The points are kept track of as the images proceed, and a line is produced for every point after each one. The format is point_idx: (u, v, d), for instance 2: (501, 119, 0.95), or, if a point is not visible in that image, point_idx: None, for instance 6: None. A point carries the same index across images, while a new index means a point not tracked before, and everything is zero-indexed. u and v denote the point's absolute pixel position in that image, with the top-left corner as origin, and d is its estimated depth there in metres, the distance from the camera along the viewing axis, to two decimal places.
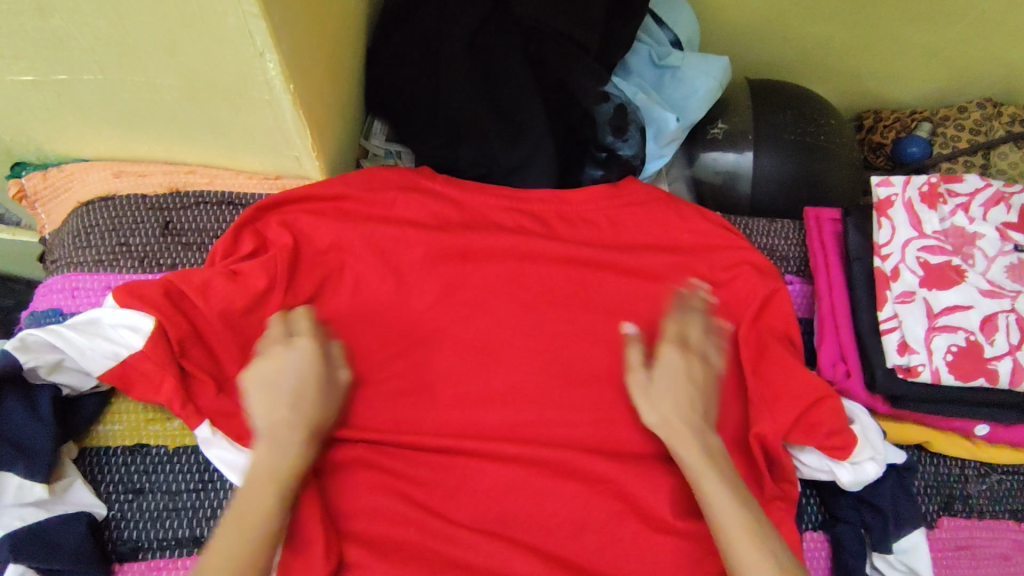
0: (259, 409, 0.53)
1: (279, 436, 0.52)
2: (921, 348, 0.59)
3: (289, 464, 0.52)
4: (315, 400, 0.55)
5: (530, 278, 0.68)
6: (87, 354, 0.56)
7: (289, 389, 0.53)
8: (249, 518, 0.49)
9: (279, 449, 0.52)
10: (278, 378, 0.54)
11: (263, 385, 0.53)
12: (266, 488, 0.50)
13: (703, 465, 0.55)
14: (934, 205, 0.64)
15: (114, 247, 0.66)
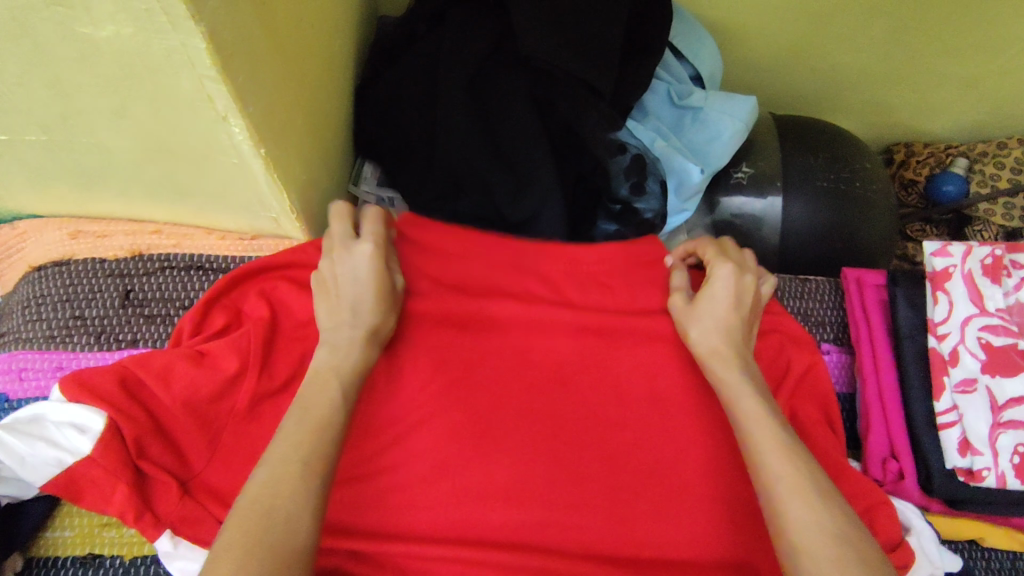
0: (323, 310, 0.52)
1: (339, 334, 0.51)
2: (985, 449, 0.52)
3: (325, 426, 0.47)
4: (378, 293, 0.53)
5: (537, 353, 0.61)
6: (29, 461, 0.49)
7: (349, 286, 0.52)
8: (302, 442, 0.45)
9: (341, 342, 0.51)
10: (334, 272, 0.53)
11: (324, 290, 0.53)
12: (324, 405, 0.48)
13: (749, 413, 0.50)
14: (996, 280, 0.56)
15: (67, 319, 0.59)
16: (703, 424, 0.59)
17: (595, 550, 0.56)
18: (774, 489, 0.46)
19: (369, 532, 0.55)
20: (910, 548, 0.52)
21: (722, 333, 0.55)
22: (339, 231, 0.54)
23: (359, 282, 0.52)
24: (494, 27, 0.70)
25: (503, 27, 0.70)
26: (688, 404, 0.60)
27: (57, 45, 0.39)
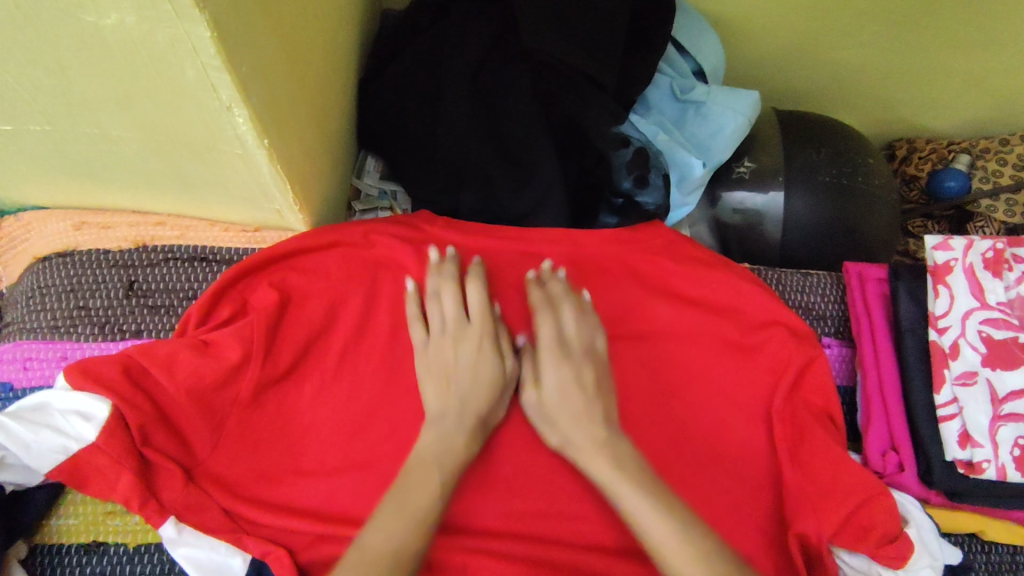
0: (432, 396, 0.56)
1: (444, 409, 0.55)
2: (986, 441, 0.52)
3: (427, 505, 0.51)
4: (475, 383, 0.57)
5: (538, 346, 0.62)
6: (32, 448, 0.49)
7: (461, 385, 0.56)
8: (399, 525, 0.49)
9: (445, 430, 0.54)
10: (442, 353, 0.58)
11: (429, 372, 0.57)
12: (425, 483, 0.51)
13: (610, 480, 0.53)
14: (998, 273, 0.56)
15: (72, 310, 0.60)
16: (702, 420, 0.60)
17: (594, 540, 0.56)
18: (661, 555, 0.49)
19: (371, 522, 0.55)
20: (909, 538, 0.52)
21: (567, 386, 0.57)
22: (416, 336, 0.59)
23: (463, 358, 0.57)
24: (497, 21, 0.70)
25: (506, 21, 0.71)
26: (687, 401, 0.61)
27: (61, 34, 0.40)
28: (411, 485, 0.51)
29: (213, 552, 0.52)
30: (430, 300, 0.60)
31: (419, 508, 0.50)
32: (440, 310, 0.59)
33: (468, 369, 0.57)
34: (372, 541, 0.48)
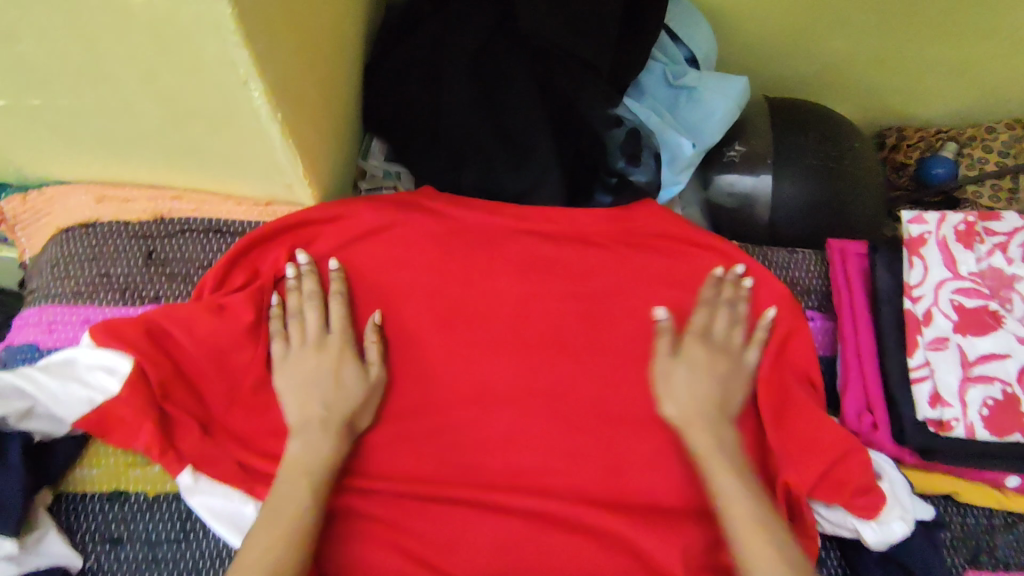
0: (294, 404, 0.57)
1: (309, 425, 0.56)
2: (955, 401, 0.55)
3: (299, 518, 0.53)
4: (334, 386, 0.58)
5: (534, 316, 0.65)
6: (60, 399, 0.53)
7: (316, 385, 0.57)
8: (273, 537, 0.52)
9: (311, 441, 0.56)
10: (302, 366, 0.58)
11: (297, 384, 0.58)
12: (297, 490, 0.54)
13: (717, 472, 0.57)
14: (970, 245, 0.59)
15: (94, 277, 0.63)
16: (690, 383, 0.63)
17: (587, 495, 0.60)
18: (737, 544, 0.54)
19: None
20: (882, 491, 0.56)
21: (694, 384, 0.60)
22: (275, 349, 0.59)
23: (316, 378, 0.58)
24: (497, 9, 0.74)
25: (506, 9, 0.74)
26: None
27: (92, 11, 0.43)
28: (272, 504, 0.53)
29: (228, 499, 0.56)
30: (291, 318, 0.60)
31: (291, 521, 0.52)
32: (303, 328, 0.59)
33: (345, 386, 0.58)
34: (249, 551, 0.51)
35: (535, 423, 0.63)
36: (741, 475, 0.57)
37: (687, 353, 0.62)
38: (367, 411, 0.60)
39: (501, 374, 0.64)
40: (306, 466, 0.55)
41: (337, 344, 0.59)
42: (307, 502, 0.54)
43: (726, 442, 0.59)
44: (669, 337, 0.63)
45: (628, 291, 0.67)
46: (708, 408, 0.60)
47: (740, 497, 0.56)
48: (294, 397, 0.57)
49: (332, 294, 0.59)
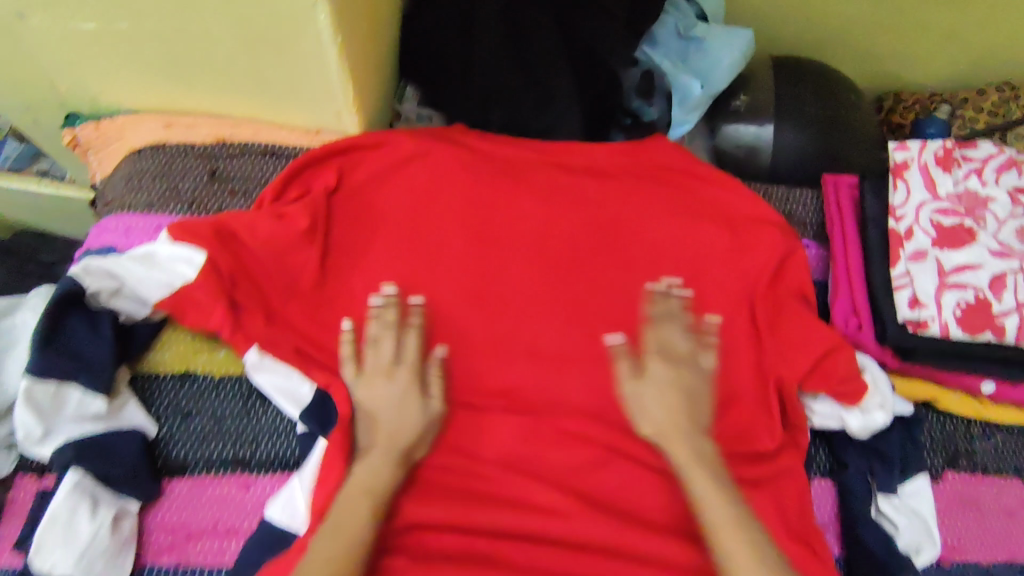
0: (361, 432, 0.61)
1: (378, 452, 0.59)
2: (930, 302, 0.62)
3: (361, 531, 0.55)
4: (411, 424, 0.61)
5: (556, 236, 0.73)
6: (143, 284, 0.61)
7: (393, 414, 0.61)
8: (334, 554, 0.53)
9: (377, 465, 0.59)
10: (377, 392, 0.61)
11: (370, 411, 0.61)
12: (354, 512, 0.56)
13: (689, 464, 0.59)
14: (947, 169, 0.66)
15: (164, 190, 0.71)
16: (695, 297, 0.71)
17: (601, 390, 0.67)
18: (713, 535, 0.56)
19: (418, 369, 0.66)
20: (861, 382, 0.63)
21: (666, 396, 0.62)
22: (347, 371, 0.63)
23: (393, 406, 0.61)
24: None
25: None
26: (683, 283, 0.72)
27: None
28: (341, 518, 0.55)
29: (288, 377, 0.64)
30: (368, 345, 0.64)
31: (344, 544, 0.54)
32: (378, 354, 0.63)
33: (390, 402, 0.61)
34: (314, 563, 0.52)
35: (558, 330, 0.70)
36: (707, 465, 0.59)
37: (651, 371, 0.63)
38: (420, 442, 0.62)
39: (526, 286, 0.71)
40: (370, 505, 0.57)
41: (409, 363, 0.63)
42: (368, 524, 0.56)
43: (701, 447, 0.61)
44: (627, 361, 0.64)
45: (639, 217, 0.74)
46: (685, 420, 0.61)
47: (714, 492, 0.58)
48: (387, 443, 0.60)
49: (409, 326, 0.64)
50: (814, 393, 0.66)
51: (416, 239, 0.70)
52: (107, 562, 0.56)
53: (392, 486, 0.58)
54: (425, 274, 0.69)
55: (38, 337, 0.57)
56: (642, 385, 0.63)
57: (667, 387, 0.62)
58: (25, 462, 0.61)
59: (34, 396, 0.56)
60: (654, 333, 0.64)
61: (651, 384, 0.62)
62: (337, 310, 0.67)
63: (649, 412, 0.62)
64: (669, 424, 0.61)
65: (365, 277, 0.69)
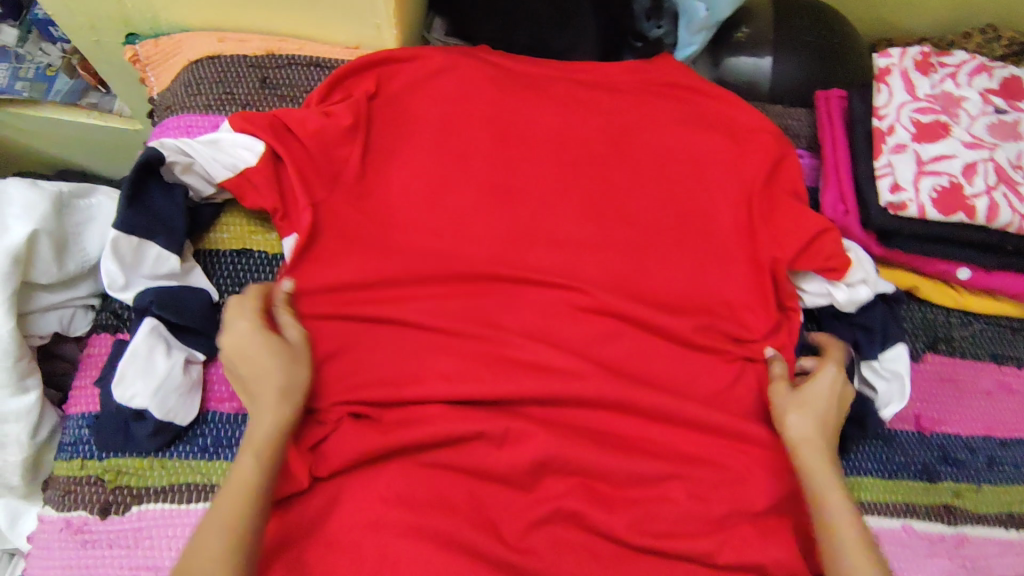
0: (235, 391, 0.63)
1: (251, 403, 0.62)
2: (909, 187, 0.69)
3: (252, 483, 0.58)
4: (269, 357, 0.63)
5: (572, 141, 0.80)
6: (210, 164, 0.68)
7: (248, 362, 0.63)
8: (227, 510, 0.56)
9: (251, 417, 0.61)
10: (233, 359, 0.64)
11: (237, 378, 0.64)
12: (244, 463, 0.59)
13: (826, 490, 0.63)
14: (925, 73, 0.74)
15: (221, 95, 0.79)
16: (698, 194, 0.78)
17: (612, 271, 0.75)
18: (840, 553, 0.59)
19: (448, 250, 0.74)
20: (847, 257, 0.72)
21: (821, 424, 0.67)
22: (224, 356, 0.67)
23: (253, 352, 0.62)
24: None
25: None
26: (687, 182, 0.79)
27: None
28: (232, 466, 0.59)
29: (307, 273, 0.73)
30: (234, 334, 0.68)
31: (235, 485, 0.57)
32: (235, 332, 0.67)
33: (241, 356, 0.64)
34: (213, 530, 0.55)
35: (574, 220, 0.77)
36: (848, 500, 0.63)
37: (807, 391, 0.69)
38: (294, 371, 0.64)
39: (544, 182, 0.78)
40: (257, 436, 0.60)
41: (251, 315, 0.64)
42: (257, 468, 0.58)
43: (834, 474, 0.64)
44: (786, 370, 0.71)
45: (647, 126, 0.82)
46: (827, 449, 0.66)
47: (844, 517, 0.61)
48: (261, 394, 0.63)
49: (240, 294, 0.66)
50: (807, 273, 0.75)
51: (445, 138, 0.78)
52: (179, 398, 0.64)
53: (276, 426, 0.61)
54: (454, 170, 0.77)
55: (125, 197, 0.65)
56: (798, 413, 0.67)
57: (827, 394, 0.69)
58: (100, 322, 0.69)
59: (119, 249, 0.64)
60: (832, 360, 0.71)
61: (814, 401, 0.68)
62: (376, 200, 0.75)
63: (803, 421, 0.66)
64: (813, 442, 0.65)
65: (400, 171, 0.76)
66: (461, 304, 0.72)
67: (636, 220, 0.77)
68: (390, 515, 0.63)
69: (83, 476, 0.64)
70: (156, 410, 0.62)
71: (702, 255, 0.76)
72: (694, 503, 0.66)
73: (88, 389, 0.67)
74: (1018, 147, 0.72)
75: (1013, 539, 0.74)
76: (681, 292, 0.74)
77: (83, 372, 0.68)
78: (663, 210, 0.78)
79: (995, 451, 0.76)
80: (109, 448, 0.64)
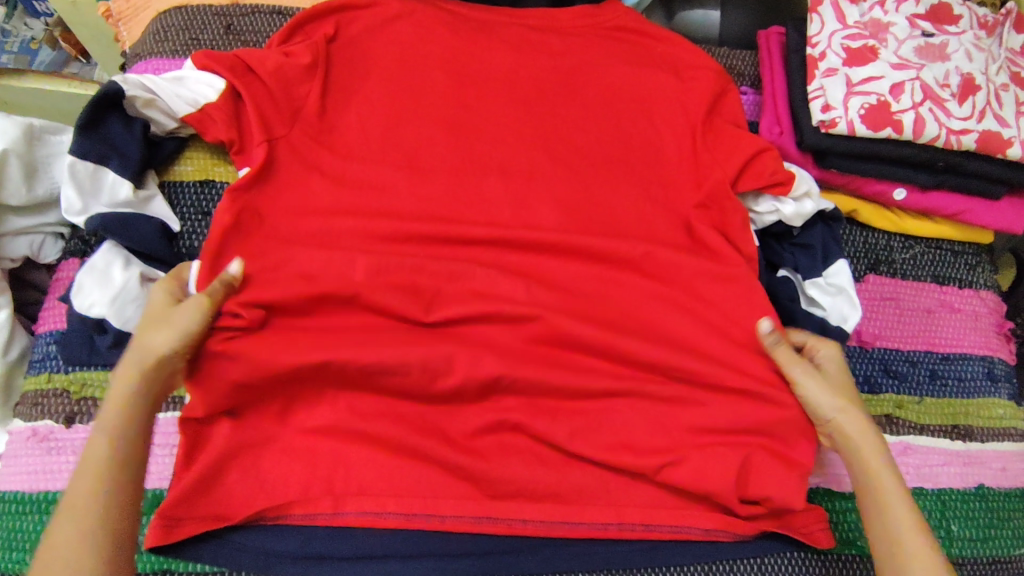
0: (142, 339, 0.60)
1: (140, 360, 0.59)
2: (839, 106, 0.73)
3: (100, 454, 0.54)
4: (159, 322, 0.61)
5: (523, 80, 0.84)
6: (173, 99, 0.71)
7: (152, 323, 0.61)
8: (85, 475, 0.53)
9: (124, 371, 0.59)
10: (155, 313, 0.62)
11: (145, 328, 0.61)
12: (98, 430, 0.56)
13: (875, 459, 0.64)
14: (854, 2, 0.78)
15: (186, 41, 0.82)
16: (643, 129, 0.82)
17: (559, 199, 0.78)
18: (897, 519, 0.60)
19: (401, 180, 0.77)
20: (789, 172, 0.75)
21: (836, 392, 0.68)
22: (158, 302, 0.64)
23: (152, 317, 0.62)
24: None
25: None
26: (631, 118, 0.83)
27: None
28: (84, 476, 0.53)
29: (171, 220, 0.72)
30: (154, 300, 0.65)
31: (85, 502, 0.52)
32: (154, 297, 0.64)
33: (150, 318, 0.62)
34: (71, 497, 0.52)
35: (523, 153, 0.80)
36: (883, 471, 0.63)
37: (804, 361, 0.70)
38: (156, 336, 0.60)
39: (496, 118, 0.81)
40: (119, 451, 0.55)
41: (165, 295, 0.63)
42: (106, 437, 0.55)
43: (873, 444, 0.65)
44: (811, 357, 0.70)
45: (596, 67, 0.85)
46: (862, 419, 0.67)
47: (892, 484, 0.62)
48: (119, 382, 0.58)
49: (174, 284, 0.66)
50: (755, 194, 0.78)
51: (399, 79, 0.81)
52: (138, 309, 0.65)
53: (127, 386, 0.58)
54: (407, 107, 0.80)
55: (79, 123, 0.67)
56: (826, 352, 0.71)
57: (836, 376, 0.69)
58: (69, 248, 0.71)
59: (77, 173, 0.66)
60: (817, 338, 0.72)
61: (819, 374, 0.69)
62: (337, 135, 0.78)
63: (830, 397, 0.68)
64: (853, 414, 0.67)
65: (355, 110, 0.80)
66: (411, 226, 0.74)
67: (582, 153, 0.81)
68: (345, 422, 0.66)
69: (49, 388, 0.66)
70: (113, 318, 0.63)
71: (644, 184, 0.80)
72: (636, 409, 0.69)
73: (55, 310, 0.70)
74: (945, 67, 0.75)
75: (957, 450, 0.75)
76: (626, 219, 0.78)
77: (51, 294, 0.71)
78: (608, 144, 0.81)
79: (937, 365, 0.79)
80: (74, 361, 0.66)
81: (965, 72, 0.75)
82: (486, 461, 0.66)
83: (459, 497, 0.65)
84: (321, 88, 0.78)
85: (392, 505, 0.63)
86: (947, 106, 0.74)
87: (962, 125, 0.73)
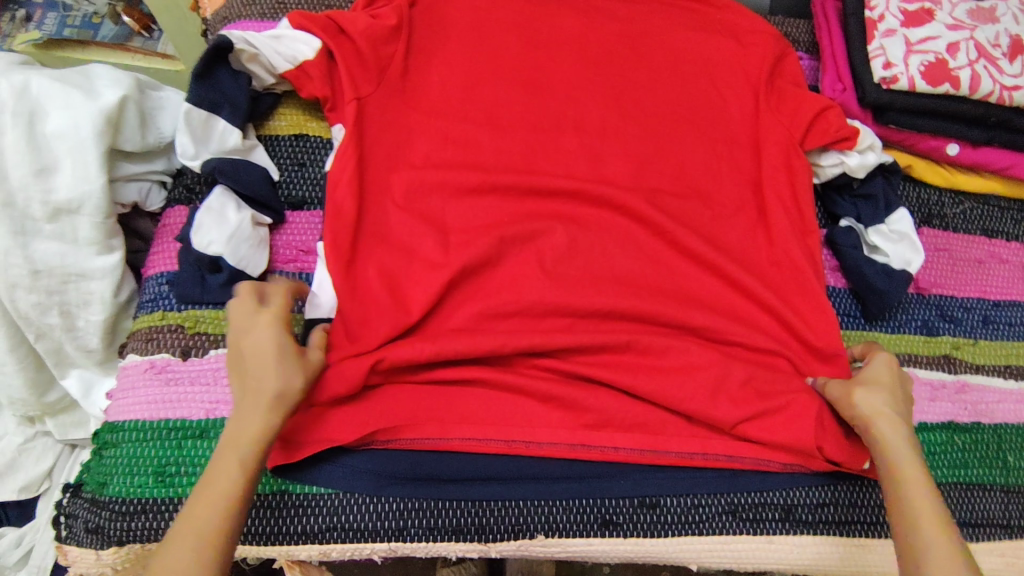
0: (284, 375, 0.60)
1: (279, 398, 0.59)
2: (899, 63, 0.78)
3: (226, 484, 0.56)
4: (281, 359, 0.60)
5: (594, 43, 0.87)
6: (274, 56, 0.75)
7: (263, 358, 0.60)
8: (202, 506, 0.55)
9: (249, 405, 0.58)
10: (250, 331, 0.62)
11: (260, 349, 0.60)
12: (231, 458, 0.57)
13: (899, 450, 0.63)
14: None
15: (273, 5, 0.86)
16: (709, 90, 0.86)
17: (635, 153, 0.82)
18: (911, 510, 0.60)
19: (484, 134, 0.80)
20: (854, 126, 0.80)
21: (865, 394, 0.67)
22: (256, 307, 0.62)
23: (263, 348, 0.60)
24: None
25: None
26: (697, 80, 0.87)
27: None
28: (199, 498, 0.55)
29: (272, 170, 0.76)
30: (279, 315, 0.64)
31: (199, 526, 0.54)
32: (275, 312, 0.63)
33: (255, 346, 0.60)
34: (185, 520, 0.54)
35: (598, 110, 0.83)
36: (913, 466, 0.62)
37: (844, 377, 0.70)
38: (288, 376, 0.60)
39: (570, 76, 0.85)
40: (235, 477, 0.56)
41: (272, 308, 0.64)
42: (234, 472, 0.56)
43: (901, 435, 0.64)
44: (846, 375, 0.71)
45: (661, 31, 0.89)
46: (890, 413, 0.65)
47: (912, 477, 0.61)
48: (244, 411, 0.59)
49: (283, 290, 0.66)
50: (821, 149, 0.82)
51: (476, 40, 0.84)
52: (249, 248, 0.70)
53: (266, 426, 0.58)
54: (486, 66, 0.83)
55: (195, 72, 0.71)
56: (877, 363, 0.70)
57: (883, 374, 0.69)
58: (173, 197, 0.75)
59: (191, 120, 0.70)
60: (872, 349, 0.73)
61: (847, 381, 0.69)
62: (419, 91, 0.81)
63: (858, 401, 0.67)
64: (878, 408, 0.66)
65: (436, 68, 0.82)
66: (496, 176, 0.77)
67: (652, 110, 0.84)
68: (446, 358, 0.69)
69: (163, 324, 0.70)
70: (229, 256, 0.68)
71: (713, 140, 0.83)
72: (714, 348, 0.74)
73: (165, 253, 0.73)
74: (996, 29, 0.80)
75: (1010, 388, 0.80)
76: (698, 174, 0.82)
77: (160, 239, 0.74)
78: (677, 102, 0.85)
79: (989, 311, 0.83)
80: (187, 300, 0.70)
81: (1014, 34, 0.80)
82: (579, 390, 0.70)
83: (554, 425, 0.69)
84: (405, 47, 0.82)
85: (494, 432, 0.67)
86: (1000, 63, 0.78)
87: (1013, 81, 0.78)
